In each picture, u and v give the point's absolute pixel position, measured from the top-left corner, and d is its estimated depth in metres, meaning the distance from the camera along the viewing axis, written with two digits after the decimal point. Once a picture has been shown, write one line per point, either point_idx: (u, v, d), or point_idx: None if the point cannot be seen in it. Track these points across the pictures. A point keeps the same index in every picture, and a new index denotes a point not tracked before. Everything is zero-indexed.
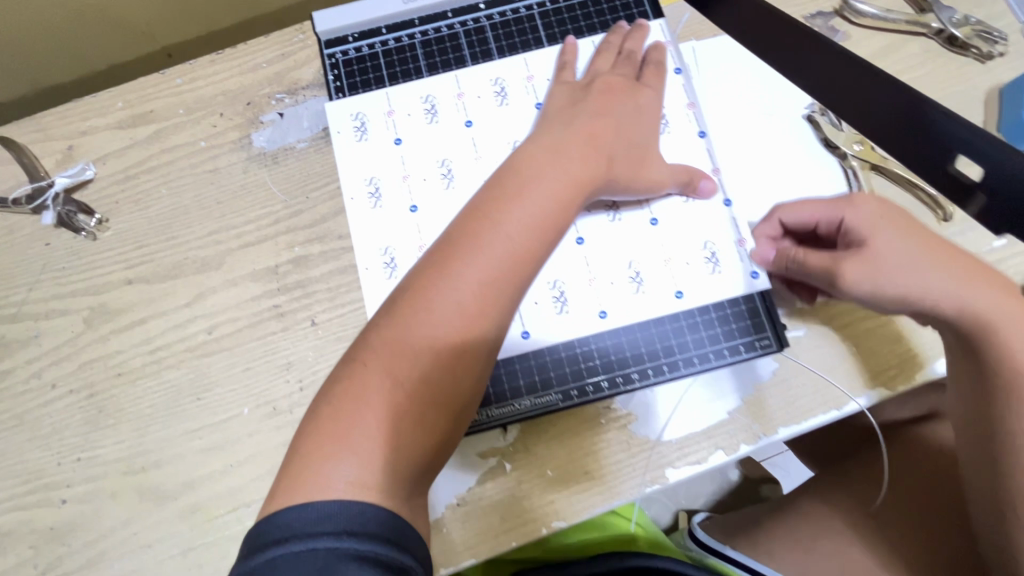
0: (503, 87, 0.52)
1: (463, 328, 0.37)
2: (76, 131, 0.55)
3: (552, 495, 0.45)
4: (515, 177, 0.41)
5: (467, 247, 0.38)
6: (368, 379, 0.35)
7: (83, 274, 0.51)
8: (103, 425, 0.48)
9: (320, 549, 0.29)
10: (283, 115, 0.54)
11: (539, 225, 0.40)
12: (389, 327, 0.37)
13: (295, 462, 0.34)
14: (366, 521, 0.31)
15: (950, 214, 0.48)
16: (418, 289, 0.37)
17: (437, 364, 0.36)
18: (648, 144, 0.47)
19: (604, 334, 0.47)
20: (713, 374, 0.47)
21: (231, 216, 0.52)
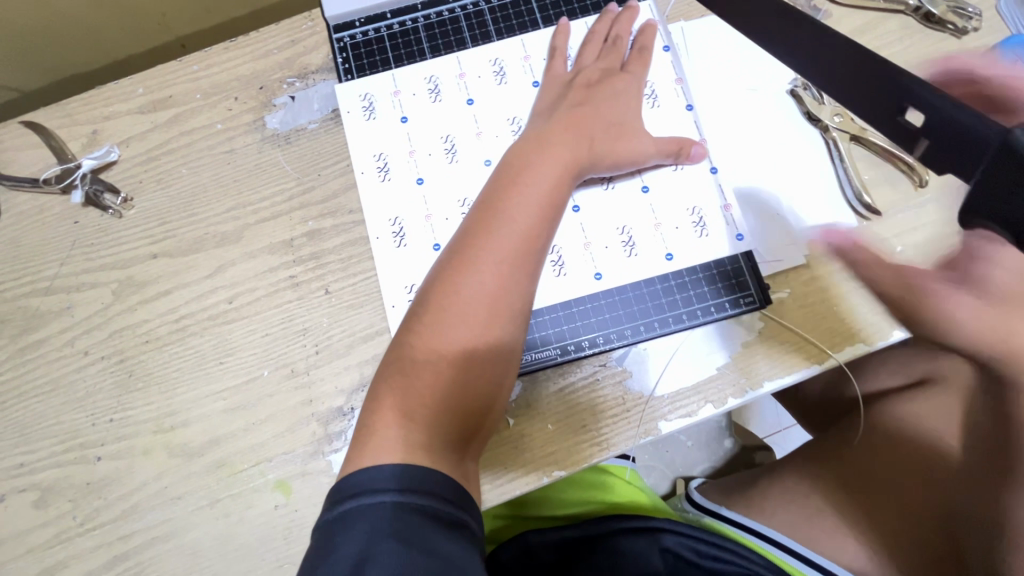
0: (501, 67, 0.55)
1: (489, 308, 0.42)
2: (100, 116, 0.58)
3: (552, 447, 0.48)
4: (516, 171, 0.46)
5: (481, 238, 0.43)
6: (413, 358, 0.41)
7: (111, 248, 0.55)
8: (133, 388, 0.51)
9: (386, 502, 0.35)
10: (295, 98, 0.57)
11: (543, 210, 0.44)
12: (426, 314, 0.42)
13: (361, 432, 0.40)
14: (424, 481, 0.37)
15: (925, 180, 0.52)
16: (444, 280, 0.42)
17: (470, 342, 0.41)
18: (634, 123, 0.51)
19: (599, 294, 0.50)
20: (702, 330, 0.50)
21: (248, 193, 0.55)
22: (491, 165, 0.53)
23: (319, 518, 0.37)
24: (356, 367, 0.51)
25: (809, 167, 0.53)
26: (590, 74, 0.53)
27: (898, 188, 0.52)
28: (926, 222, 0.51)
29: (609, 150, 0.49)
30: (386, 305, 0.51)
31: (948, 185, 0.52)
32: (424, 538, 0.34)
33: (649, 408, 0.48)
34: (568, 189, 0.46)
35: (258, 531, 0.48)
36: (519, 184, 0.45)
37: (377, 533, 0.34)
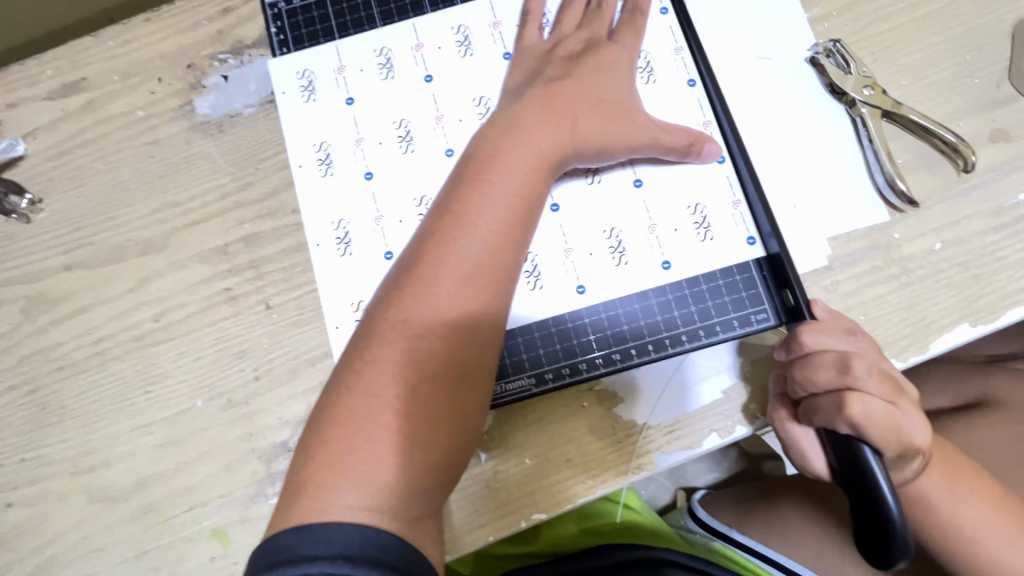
0: (467, 38, 0.47)
1: (449, 337, 0.34)
2: (3, 103, 0.50)
3: (531, 486, 0.42)
4: (480, 165, 0.38)
5: (437, 250, 0.35)
6: (351, 402, 0.32)
7: (18, 260, 0.47)
8: (47, 423, 0.44)
9: (313, 574, 0.27)
10: (228, 78, 0.49)
11: (513, 214, 0.37)
12: (370, 346, 0.34)
13: (290, 488, 0.32)
14: (365, 545, 0.29)
15: (972, 163, 0.44)
16: (392, 303, 0.34)
17: (424, 379, 0.33)
18: (624, 103, 0.43)
19: (583, 310, 0.42)
20: (705, 353, 0.43)
21: (175, 192, 0.48)
22: (455, 155, 0.45)
23: None
24: (302, 397, 0.44)
25: (831, 153, 0.45)
26: (572, 45, 0.44)
27: (937, 174, 0.44)
28: (969, 214, 0.44)
29: (594, 133, 0.41)
30: (328, 325, 0.44)
31: (996, 169, 0.44)
32: None
33: (641, 441, 0.42)
34: (544, 188, 0.38)
35: None
36: (483, 182, 0.37)
37: None
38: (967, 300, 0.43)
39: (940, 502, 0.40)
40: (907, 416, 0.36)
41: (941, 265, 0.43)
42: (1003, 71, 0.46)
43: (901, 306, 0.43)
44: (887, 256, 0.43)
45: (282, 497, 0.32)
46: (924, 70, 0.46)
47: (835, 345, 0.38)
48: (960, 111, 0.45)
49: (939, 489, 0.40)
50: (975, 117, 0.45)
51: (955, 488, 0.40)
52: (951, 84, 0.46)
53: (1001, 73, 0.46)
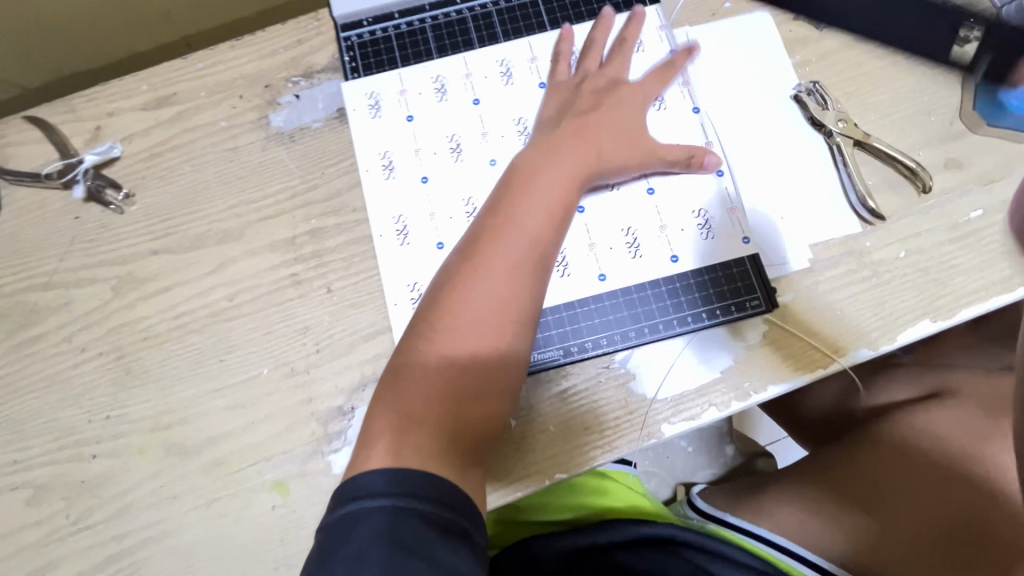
0: (509, 71, 0.56)
1: (493, 329, 0.41)
2: (104, 112, 0.58)
3: (555, 449, 0.48)
4: (520, 183, 0.46)
5: (469, 272, 0.42)
6: (417, 371, 0.40)
7: (112, 244, 0.54)
8: (131, 385, 0.51)
9: (385, 506, 0.33)
10: (300, 97, 0.57)
11: (547, 225, 0.44)
12: (431, 328, 0.41)
13: (366, 437, 0.39)
14: (428, 485, 0.35)
15: (929, 185, 0.52)
16: (449, 293, 0.42)
17: (474, 356, 0.41)
18: (637, 133, 0.51)
19: (603, 295, 0.50)
20: (708, 333, 0.50)
21: (250, 191, 0.55)
22: (497, 164, 0.53)
23: (323, 524, 0.35)
24: (357, 367, 0.50)
25: (813, 170, 0.53)
26: (596, 82, 0.53)
27: (901, 194, 0.53)
28: (928, 228, 0.52)
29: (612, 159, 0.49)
30: (387, 303, 0.51)
31: (950, 192, 0.53)
32: (424, 543, 0.32)
33: (651, 412, 0.48)
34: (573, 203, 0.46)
35: (255, 531, 0.48)
36: (523, 197, 0.45)
37: (378, 539, 0.32)
38: (927, 299, 0.50)
39: None
40: None
41: (906, 270, 0.51)
42: (954, 111, 0.55)
43: (871, 303, 0.50)
44: (860, 261, 0.51)
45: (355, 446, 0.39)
46: (890, 109, 0.55)
47: None
48: (920, 143, 0.54)
49: None
50: (932, 148, 0.54)
51: None
52: (912, 121, 0.54)
53: (953, 113, 0.54)
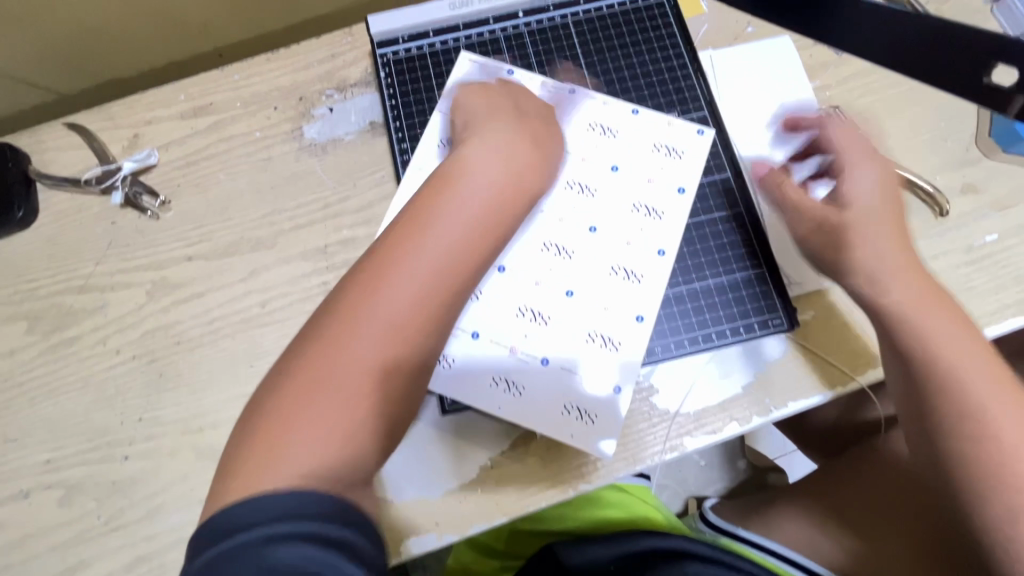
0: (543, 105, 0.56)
1: (400, 332, 0.40)
2: (141, 120, 0.59)
3: (579, 460, 0.49)
4: (439, 190, 0.45)
5: (373, 282, 0.41)
6: (314, 371, 0.38)
7: (148, 250, 0.55)
8: (163, 388, 0.52)
9: (259, 536, 0.31)
10: (333, 110, 0.59)
11: (466, 233, 0.44)
12: (336, 326, 0.40)
13: (245, 459, 0.36)
14: (305, 503, 0.33)
15: (945, 210, 0.54)
16: (359, 293, 0.40)
17: (379, 360, 0.39)
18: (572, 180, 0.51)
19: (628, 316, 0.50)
20: (732, 350, 0.51)
21: (283, 201, 0.57)
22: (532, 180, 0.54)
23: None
24: None
25: None
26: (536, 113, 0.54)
27: (920, 217, 0.54)
28: (945, 250, 0.53)
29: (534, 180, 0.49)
30: None
31: (968, 216, 0.54)
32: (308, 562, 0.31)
33: (673, 426, 0.49)
34: (493, 215, 0.46)
35: None
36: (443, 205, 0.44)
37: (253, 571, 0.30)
38: None
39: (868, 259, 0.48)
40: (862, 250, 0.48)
41: None
42: (971, 138, 0.56)
43: None
44: None
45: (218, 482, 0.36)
46: (908, 134, 0.56)
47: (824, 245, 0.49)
48: (937, 168, 0.55)
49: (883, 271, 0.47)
50: (948, 173, 0.55)
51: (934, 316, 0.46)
52: (929, 147, 0.56)
53: (969, 139, 0.56)
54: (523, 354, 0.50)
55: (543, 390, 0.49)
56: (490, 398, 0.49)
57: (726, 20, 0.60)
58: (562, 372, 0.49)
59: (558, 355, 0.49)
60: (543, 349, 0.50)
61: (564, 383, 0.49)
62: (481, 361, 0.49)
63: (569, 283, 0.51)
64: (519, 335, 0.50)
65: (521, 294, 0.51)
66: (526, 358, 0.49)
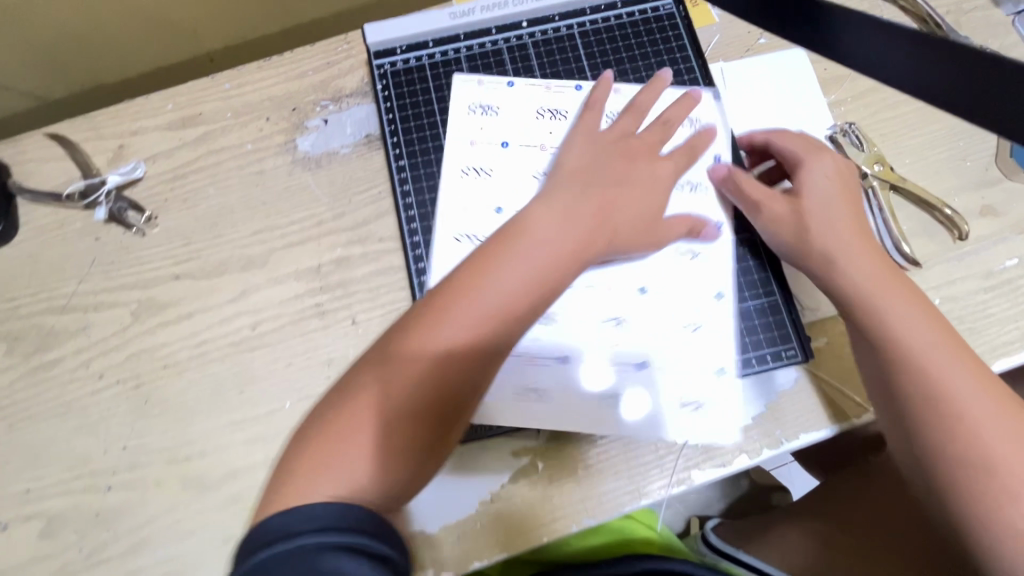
0: (553, 109, 0.54)
1: (473, 355, 0.39)
2: (127, 131, 0.57)
3: (581, 493, 0.47)
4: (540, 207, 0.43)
5: (464, 288, 0.40)
6: (388, 375, 0.38)
7: (134, 268, 0.53)
8: (148, 414, 0.50)
9: (306, 545, 0.31)
10: (328, 121, 0.57)
11: (559, 261, 0.41)
12: (422, 328, 0.39)
13: (301, 462, 0.37)
14: (350, 518, 0.32)
15: (965, 233, 0.51)
16: (451, 299, 0.39)
17: (449, 385, 0.38)
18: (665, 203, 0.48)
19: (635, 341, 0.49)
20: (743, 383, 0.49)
21: (276, 217, 0.54)
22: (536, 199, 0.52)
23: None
24: None
25: None
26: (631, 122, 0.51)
27: (936, 240, 0.52)
28: (963, 275, 0.51)
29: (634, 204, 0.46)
30: None
31: (987, 239, 0.52)
32: None
33: (681, 457, 0.47)
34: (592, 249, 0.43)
35: None
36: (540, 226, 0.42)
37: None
38: None
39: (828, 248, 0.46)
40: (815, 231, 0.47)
41: None
42: (990, 157, 0.54)
43: None
44: None
45: (272, 489, 0.36)
46: (924, 152, 0.54)
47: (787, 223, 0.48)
48: (955, 188, 0.53)
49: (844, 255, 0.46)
50: (967, 194, 0.53)
51: (912, 315, 0.43)
52: (947, 166, 0.54)
53: (988, 158, 0.54)
54: (585, 362, 0.48)
55: (545, 406, 0.47)
56: (564, 419, 0.47)
57: (738, 31, 0.58)
58: (659, 372, 0.48)
59: (648, 357, 0.48)
60: (610, 351, 0.48)
61: (645, 376, 0.48)
62: (510, 384, 0.48)
63: (640, 280, 0.50)
64: (573, 345, 0.49)
65: (591, 302, 0.49)
66: (591, 368, 0.48)
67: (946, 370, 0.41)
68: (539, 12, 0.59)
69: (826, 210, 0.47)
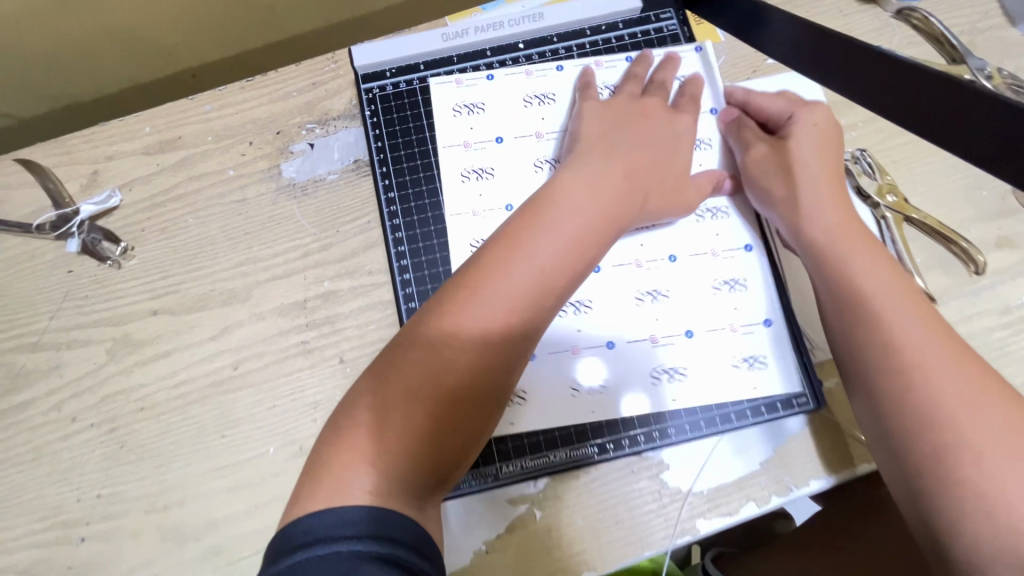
0: (540, 94, 0.54)
1: (496, 335, 0.39)
2: (102, 155, 0.54)
3: (581, 547, 0.45)
4: (560, 187, 0.43)
5: (489, 268, 0.40)
6: (412, 357, 0.38)
7: (108, 303, 0.50)
8: (124, 461, 0.47)
9: (343, 552, 0.31)
10: (314, 146, 0.54)
11: (582, 239, 0.42)
12: (446, 309, 0.39)
13: (318, 466, 0.36)
14: (387, 526, 0.33)
15: (982, 267, 0.49)
16: (475, 278, 0.39)
17: (475, 367, 0.38)
18: (681, 174, 0.48)
19: (633, 360, 0.48)
20: (752, 432, 0.47)
21: (259, 248, 0.51)
22: None
23: None
24: None
25: None
26: (632, 89, 0.52)
27: (951, 273, 0.50)
28: (979, 311, 0.49)
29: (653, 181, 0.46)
30: None
31: (1004, 273, 0.50)
32: None
33: (684, 506, 0.45)
34: (614, 228, 0.43)
35: None
36: (562, 207, 0.42)
37: None
38: None
39: (804, 205, 0.46)
40: (797, 186, 0.47)
41: None
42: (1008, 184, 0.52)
43: None
44: None
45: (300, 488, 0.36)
46: (938, 180, 0.52)
47: (769, 176, 0.49)
48: (971, 218, 0.51)
49: (818, 211, 0.46)
50: (983, 225, 0.51)
51: (890, 288, 0.41)
52: (963, 194, 0.52)
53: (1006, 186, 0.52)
54: (633, 341, 0.49)
55: (555, 397, 0.47)
56: (626, 403, 0.47)
57: (744, 51, 0.56)
58: (708, 335, 0.49)
59: (695, 324, 0.49)
60: (626, 342, 0.49)
61: (641, 380, 0.48)
62: (554, 384, 0.48)
63: (671, 248, 0.51)
64: (615, 326, 0.49)
65: (612, 317, 0.49)
66: (641, 346, 0.48)
67: (913, 338, 0.39)
68: (536, 34, 0.56)
69: (804, 169, 0.47)
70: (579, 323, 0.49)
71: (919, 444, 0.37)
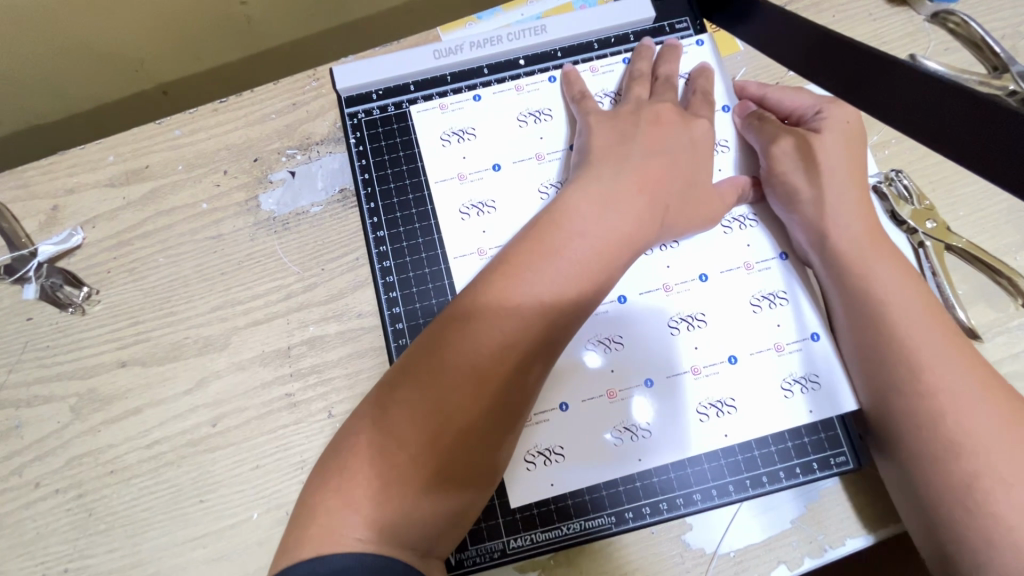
0: (535, 111, 0.50)
1: (504, 366, 0.35)
2: (61, 188, 0.49)
3: None
4: (574, 197, 0.40)
5: (498, 287, 0.36)
6: (411, 390, 0.34)
7: (72, 354, 0.46)
8: (93, 530, 0.43)
9: None
10: (295, 174, 0.49)
11: (598, 255, 0.38)
12: (449, 334, 0.35)
13: (307, 511, 0.32)
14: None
15: None
16: (482, 300, 0.36)
17: (482, 400, 0.34)
18: (702, 181, 0.44)
19: (663, 402, 0.44)
20: (784, 494, 0.43)
21: (237, 289, 0.47)
22: None
23: None
24: None
25: None
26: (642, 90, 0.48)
27: (997, 307, 0.45)
28: None
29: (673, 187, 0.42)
30: None
31: None
32: None
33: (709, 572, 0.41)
34: (633, 244, 0.39)
35: None
36: (575, 219, 0.38)
37: None
38: None
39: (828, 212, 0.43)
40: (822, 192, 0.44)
41: None
42: None
43: None
44: None
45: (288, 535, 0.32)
46: (981, 202, 0.47)
47: (792, 170, 0.45)
48: (1017, 244, 0.47)
49: (842, 221, 0.43)
50: None
51: (915, 308, 0.39)
52: (1007, 218, 0.47)
53: None
54: (673, 375, 0.44)
55: (580, 441, 0.43)
56: (675, 445, 0.43)
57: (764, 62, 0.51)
58: (754, 359, 0.45)
59: (739, 348, 0.45)
60: (664, 375, 0.44)
61: (671, 415, 0.43)
62: (592, 435, 0.43)
63: (702, 266, 0.47)
64: (650, 362, 0.44)
65: (636, 357, 0.44)
66: (685, 381, 0.44)
67: (941, 363, 0.37)
68: (537, 49, 0.52)
69: (828, 172, 0.44)
70: (612, 362, 0.44)
71: (936, 475, 0.35)
